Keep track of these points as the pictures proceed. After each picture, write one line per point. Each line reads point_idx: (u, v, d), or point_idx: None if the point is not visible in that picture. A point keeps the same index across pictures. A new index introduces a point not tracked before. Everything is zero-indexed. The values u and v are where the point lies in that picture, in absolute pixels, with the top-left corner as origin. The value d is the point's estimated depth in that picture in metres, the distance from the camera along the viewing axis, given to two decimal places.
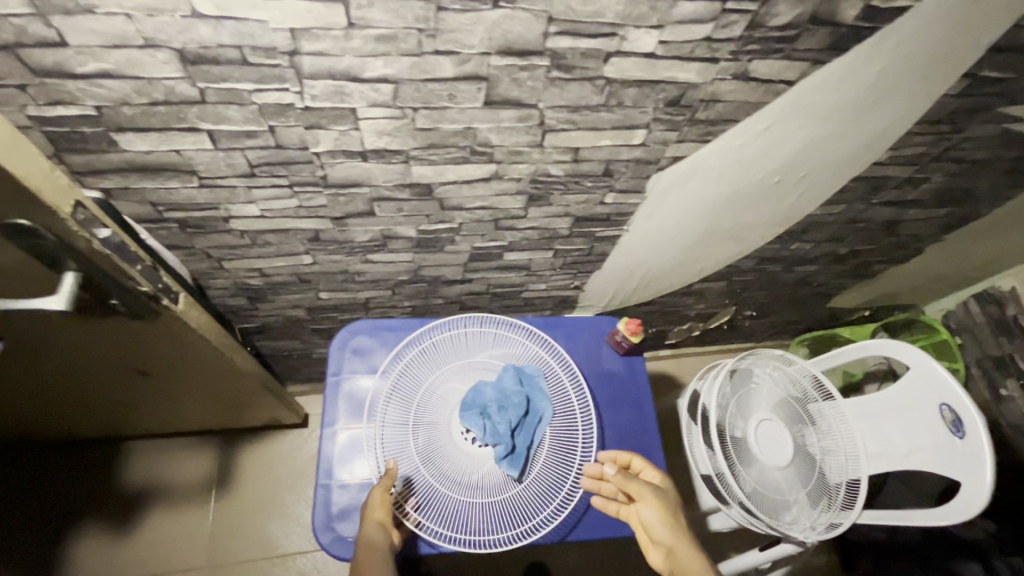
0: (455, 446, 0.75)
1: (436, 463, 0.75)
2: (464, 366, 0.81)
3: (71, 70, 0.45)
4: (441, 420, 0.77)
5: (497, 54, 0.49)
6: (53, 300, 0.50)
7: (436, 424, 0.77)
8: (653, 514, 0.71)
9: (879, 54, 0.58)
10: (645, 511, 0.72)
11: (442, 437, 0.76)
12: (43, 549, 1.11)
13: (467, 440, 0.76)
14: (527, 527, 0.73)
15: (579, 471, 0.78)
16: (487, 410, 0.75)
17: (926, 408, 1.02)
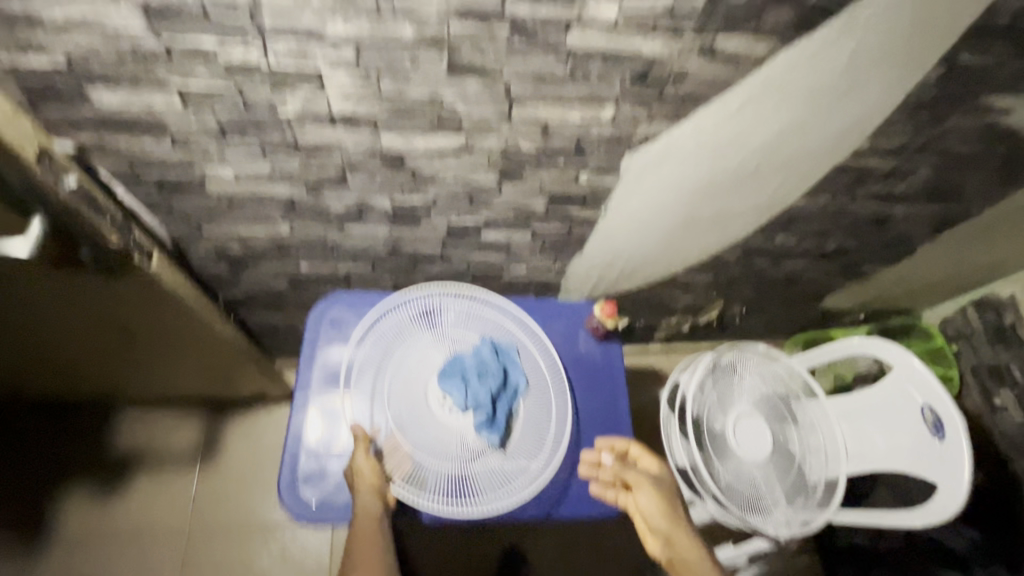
0: (432, 414, 0.76)
1: (410, 429, 0.75)
2: (444, 336, 0.81)
3: (40, 19, 0.46)
4: (418, 387, 0.78)
5: (456, 18, 0.50)
6: (19, 243, 0.51)
7: (414, 391, 0.77)
8: (652, 506, 0.76)
9: (851, 31, 0.57)
10: (642, 503, 0.76)
11: (419, 403, 0.77)
12: (31, 506, 1.15)
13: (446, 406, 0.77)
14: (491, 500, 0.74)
15: (551, 445, 0.79)
16: (466, 377, 0.77)
17: (908, 409, 0.99)
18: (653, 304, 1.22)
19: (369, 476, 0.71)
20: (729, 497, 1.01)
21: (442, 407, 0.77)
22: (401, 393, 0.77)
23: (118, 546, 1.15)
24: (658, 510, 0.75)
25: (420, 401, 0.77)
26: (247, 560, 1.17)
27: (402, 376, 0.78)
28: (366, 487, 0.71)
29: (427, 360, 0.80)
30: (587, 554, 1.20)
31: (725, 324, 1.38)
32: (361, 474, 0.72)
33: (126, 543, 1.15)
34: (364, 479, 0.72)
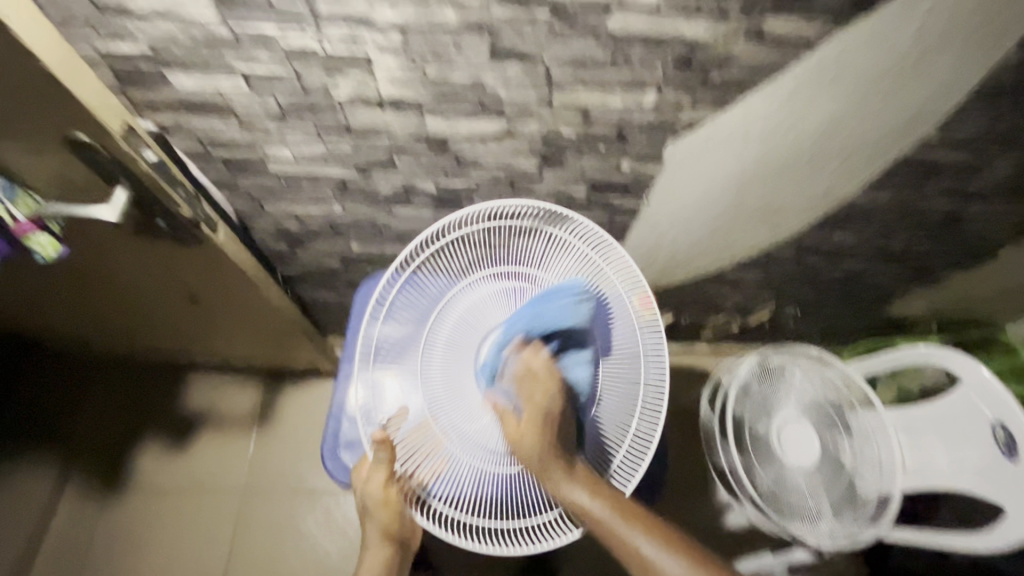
0: (476, 400, 0.71)
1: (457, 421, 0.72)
2: (502, 292, 0.73)
3: (128, 10, 0.52)
4: (466, 362, 0.72)
5: (498, 4, 0.51)
6: (108, 211, 0.59)
7: (459, 369, 0.72)
8: (593, 507, 0.64)
9: (912, 14, 0.54)
10: (575, 500, 0.64)
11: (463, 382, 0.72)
12: (111, 454, 1.27)
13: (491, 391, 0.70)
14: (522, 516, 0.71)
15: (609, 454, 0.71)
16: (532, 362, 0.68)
17: (976, 425, 0.90)
18: (699, 300, 1.19)
19: (381, 525, 0.76)
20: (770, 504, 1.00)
21: (488, 391, 0.71)
22: (445, 368, 0.73)
23: (184, 496, 1.26)
24: (605, 515, 0.64)
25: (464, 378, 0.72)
26: (294, 521, 1.26)
27: (447, 346, 0.74)
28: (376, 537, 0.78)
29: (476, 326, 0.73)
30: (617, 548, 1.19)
31: (778, 326, 1.32)
32: (372, 516, 0.76)
33: (190, 495, 1.26)
34: (375, 522, 0.76)
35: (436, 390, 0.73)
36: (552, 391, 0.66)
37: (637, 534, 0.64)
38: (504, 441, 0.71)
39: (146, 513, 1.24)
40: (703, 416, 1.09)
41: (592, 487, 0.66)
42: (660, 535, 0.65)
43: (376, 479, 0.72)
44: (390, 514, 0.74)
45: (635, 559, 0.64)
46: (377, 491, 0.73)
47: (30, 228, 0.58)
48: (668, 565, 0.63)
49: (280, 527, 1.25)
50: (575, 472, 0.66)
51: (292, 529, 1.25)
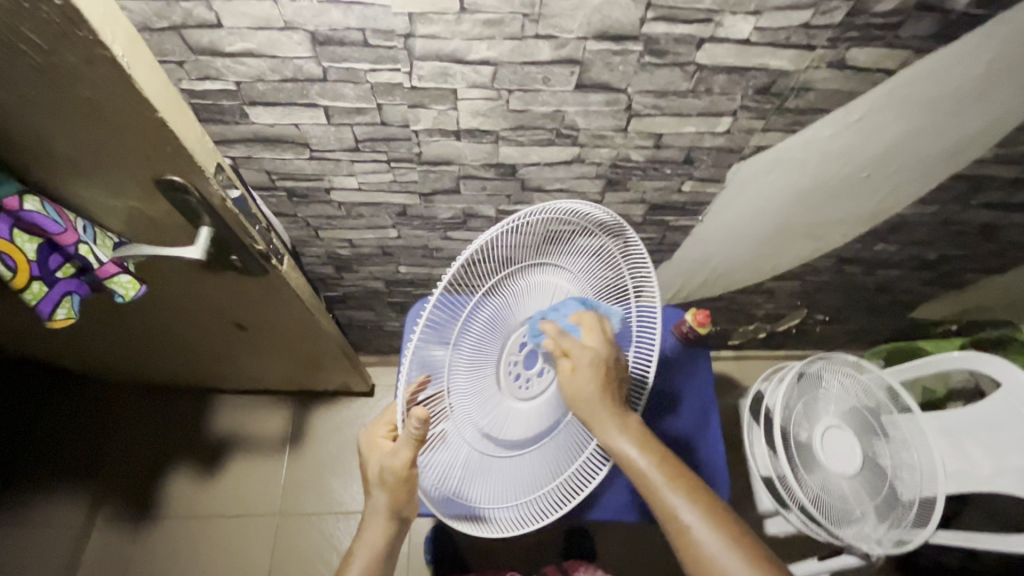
0: (494, 396, 0.60)
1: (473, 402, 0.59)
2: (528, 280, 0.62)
3: (222, 49, 0.52)
4: (490, 349, 0.60)
5: (594, 38, 0.52)
6: (192, 250, 0.58)
7: (479, 364, 0.59)
8: (636, 459, 0.57)
9: (989, 43, 0.56)
10: (619, 446, 0.57)
11: (483, 376, 0.59)
12: (140, 483, 1.22)
13: (507, 372, 0.60)
14: (521, 495, 0.63)
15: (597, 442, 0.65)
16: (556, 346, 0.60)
17: (1017, 429, 0.93)
18: (733, 311, 1.20)
19: (390, 497, 0.59)
20: (821, 510, 0.97)
21: (508, 378, 0.60)
22: (461, 366, 0.58)
23: (216, 525, 1.21)
24: (648, 468, 0.57)
25: (487, 375, 0.59)
26: (330, 545, 1.21)
27: (469, 340, 0.59)
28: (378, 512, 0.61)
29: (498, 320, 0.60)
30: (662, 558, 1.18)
31: (806, 333, 1.34)
32: (382, 486, 0.59)
33: (224, 522, 1.22)
34: (384, 493, 0.59)
35: (452, 386, 0.58)
36: (603, 344, 0.58)
37: (679, 498, 0.56)
38: (517, 419, 0.61)
39: (180, 543, 1.19)
40: (746, 426, 1.08)
41: (641, 439, 0.58)
42: (709, 508, 0.55)
43: (400, 454, 0.56)
44: (407, 489, 0.58)
45: (673, 525, 0.55)
46: (401, 464, 0.56)
47: (113, 270, 0.57)
48: (708, 538, 0.54)
49: (316, 552, 1.21)
50: (626, 420, 0.58)
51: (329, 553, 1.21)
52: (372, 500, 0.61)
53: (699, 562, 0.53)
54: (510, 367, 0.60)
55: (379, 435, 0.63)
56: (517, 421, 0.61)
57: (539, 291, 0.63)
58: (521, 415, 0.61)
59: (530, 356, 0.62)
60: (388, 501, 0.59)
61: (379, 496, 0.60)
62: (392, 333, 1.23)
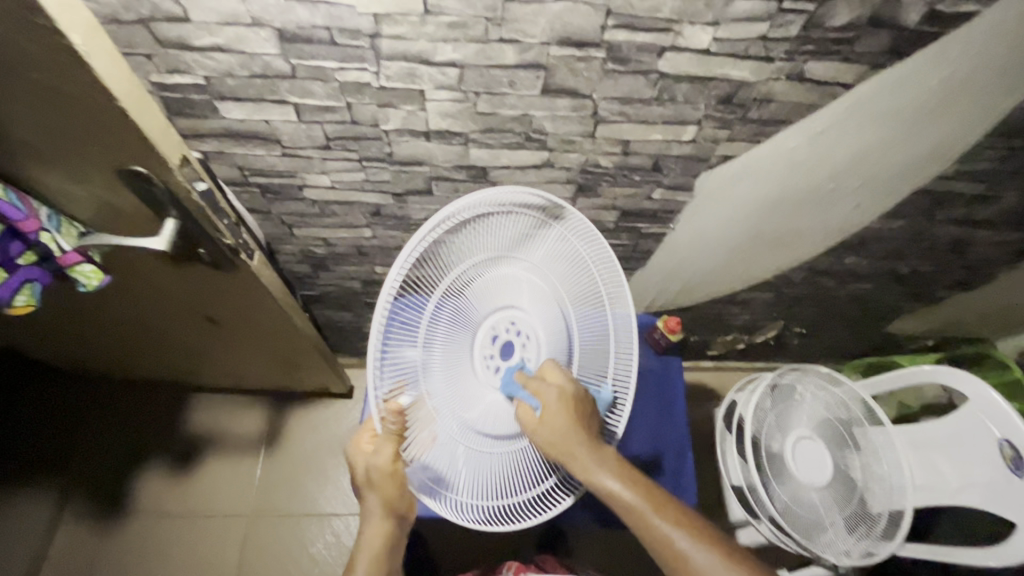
0: (475, 388, 0.58)
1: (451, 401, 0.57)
2: (495, 277, 0.59)
3: (191, 44, 0.53)
4: (462, 344, 0.58)
5: (557, 44, 0.53)
6: (156, 241, 0.58)
7: (454, 357, 0.57)
8: (624, 495, 0.58)
9: (942, 61, 0.57)
10: (605, 484, 0.58)
11: (461, 373, 0.57)
12: (112, 481, 1.21)
13: (484, 363, 0.59)
14: (517, 493, 0.61)
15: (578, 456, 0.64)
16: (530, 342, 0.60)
17: (984, 442, 0.90)
18: (710, 321, 1.20)
19: (385, 497, 0.60)
20: (790, 522, 0.94)
21: (485, 370, 0.59)
22: (438, 364, 0.56)
23: (187, 524, 1.20)
24: (637, 502, 0.58)
25: (462, 367, 0.58)
26: (301, 548, 1.20)
27: (442, 337, 0.57)
28: (375, 515, 0.62)
29: (469, 315, 0.58)
30: (634, 566, 1.17)
31: (783, 345, 1.35)
32: (374, 487, 0.60)
33: (195, 523, 1.20)
34: (376, 493, 0.60)
35: (433, 386, 0.56)
36: (567, 384, 0.59)
37: (669, 524, 0.58)
38: (502, 414, 0.60)
39: (149, 543, 1.17)
40: (718, 435, 1.06)
41: (624, 474, 0.59)
42: (693, 527, 0.58)
43: (383, 450, 0.57)
44: (397, 486, 0.59)
45: (663, 549, 0.57)
46: (386, 460, 0.57)
47: (75, 258, 0.58)
48: (700, 558, 0.56)
49: (286, 554, 1.19)
50: (607, 459, 0.59)
51: (300, 555, 1.19)
52: (365, 504, 0.62)
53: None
54: (487, 359, 0.59)
55: (362, 439, 0.62)
56: (500, 416, 0.60)
57: (510, 282, 0.59)
58: (504, 411, 0.60)
59: (507, 347, 0.60)
60: (381, 499, 0.60)
61: (372, 497, 0.61)
62: (371, 334, 1.23)
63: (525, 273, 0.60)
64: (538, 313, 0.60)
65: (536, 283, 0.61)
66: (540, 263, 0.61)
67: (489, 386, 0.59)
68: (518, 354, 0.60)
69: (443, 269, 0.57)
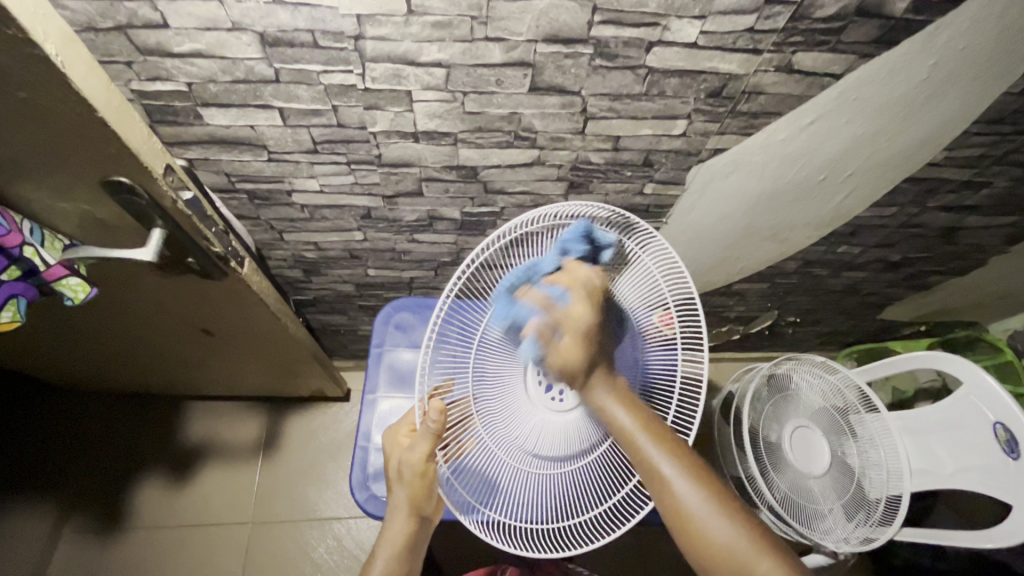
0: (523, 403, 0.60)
1: (497, 414, 0.60)
2: None
3: (170, 50, 0.52)
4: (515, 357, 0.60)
5: (544, 41, 0.52)
6: (142, 252, 0.57)
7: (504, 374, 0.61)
8: (622, 420, 0.54)
9: (930, 48, 0.57)
10: (609, 411, 0.55)
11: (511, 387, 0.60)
12: (109, 493, 1.20)
13: (537, 382, 0.61)
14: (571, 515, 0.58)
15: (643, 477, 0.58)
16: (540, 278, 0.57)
17: (977, 427, 0.90)
18: (706, 313, 1.20)
19: (413, 491, 0.62)
20: (788, 510, 0.92)
21: (537, 389, 0.61)
22: (489, 378, 0.61)
23: (186, 534, 1.19)
24: (634, 428, 0.53)
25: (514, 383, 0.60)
26: (303, 552, 1.19)
27: (492, 353, 0.61)
28: (400, 513, 0.63)
29: None
30: (638, 561, 1.18)
31: (778, 335, 1.36)
32: (403, 482, 0.62)
33: (195, 533, 1.19)
34: (403, 488, 0.63)
35: (478, 392, 0.61)
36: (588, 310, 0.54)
37: (660, 451, 0.53)
38: (547, 432, 0.59)
39: (149, 554, 1.16)
40: (718, 427, 1.04)
41: (627, 400, 0.55)
42: (692, 465, 0.53)
43: (418, 447, 0.60)
44: (425, 486, 0.62)
45: (653, 480, 0.53)
46: (419, 457, 0.60)
47: (62, 272, 0.56)
48: (688, 494, 0.52)
49: (288, 560, 1.18)
50: (616, 385, 0.56)
51: (302, 559, 1.19)
52: (392, 496, 0.64)
53: (674, 513, 0.52)
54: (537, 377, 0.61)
55: (400, 434, 0.67)
56: (548, 435, 0.59)
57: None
58: (553, 429, 0.59)
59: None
60: (408, 496, 0.62)
61: (400, 491, 0.63)
62: (366, 336, 1.22)
63: None
64: None
65: None
66: None
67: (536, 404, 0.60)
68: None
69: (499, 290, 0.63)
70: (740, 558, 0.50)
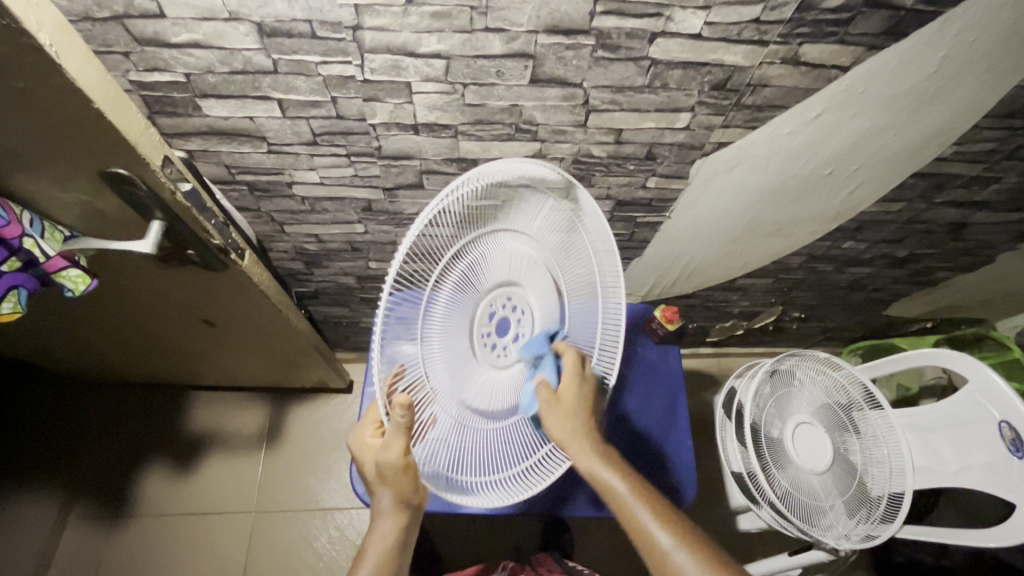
0: (468, 366, 0.54)
1: (450, 382, 0.53)
2: (499, 250, 0.56)
3: (167, 40, 0.51)
4: (460, 320, 0.54)
5: (544, 32, 0.51)
6: (142, 244, 0.57)
7: (450, 339, 0.53)
8: (617, 486, 0.57)
9: (940, 41, 0.56)
10: (606, 481, 0.57)
11: (458, 352, 0.53)
12: (114, 482, 1.21)
13: (481, 343, 0.54)
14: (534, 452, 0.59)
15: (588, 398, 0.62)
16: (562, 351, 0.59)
17: (982, 425, 0.89)
18: (708, 308, 1.19)
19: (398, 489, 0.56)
20: (789, 507, 0.91)
21: (483, 349, 0.54)
22: (434, 347, 0.52)
23: (189, 522, 1.20)
24: (627, 494, 0.57)
25: (460, 348, 0.53)
26: (305, 541, 1.20)
27: (439, 318, 0.53)
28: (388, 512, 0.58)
29: (468, 291, 0.54)
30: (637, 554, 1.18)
31: (782, 331, 1.34)
32: (385, 482, 0.56)
33: (199, 521, 1.20)
34: (387, 489, 0.57)
35: (428, 365, 0.52)
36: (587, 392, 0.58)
37: (653, 519, 0.56)
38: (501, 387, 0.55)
39: (153, 541, 1.18)
40: (719, 422, 1.03)
41: (622, 470, 0.58)
42: (684, 534, 0.55)
43: (393, 446, 0.53)
44: (409, 482, 0.56)
45: (649, 549, 0.55)
46: (396, 456, 0.53)
47: (62, 263, 0.56)
48: (686, 563, 0.53)
49: (291, 548, 1.19)
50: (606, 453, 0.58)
51: (304, 549, 1.20)
52: (376, 501, 0.58)
53: None
54: (483, 339, 0.54)
55: (367, 436, 0.62)
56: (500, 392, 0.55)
57: (513, 260, 0.56)
58: (496, 386, 0.55)
59: (503, 324, 0.56)
60: (393, 493, 0.57)
61: (383, 492, 0.58)
62: (367, 328, 1.22)
63: (522, 246, 0.56)
64: (536, 286, 0.57)
65: (532, 254, 0.57)
66: (536, 232, 0.57)
67: (482, 362, 0.54)
68: (513, 331, 0.56)
69: (440, 260, 0.54)
70: None
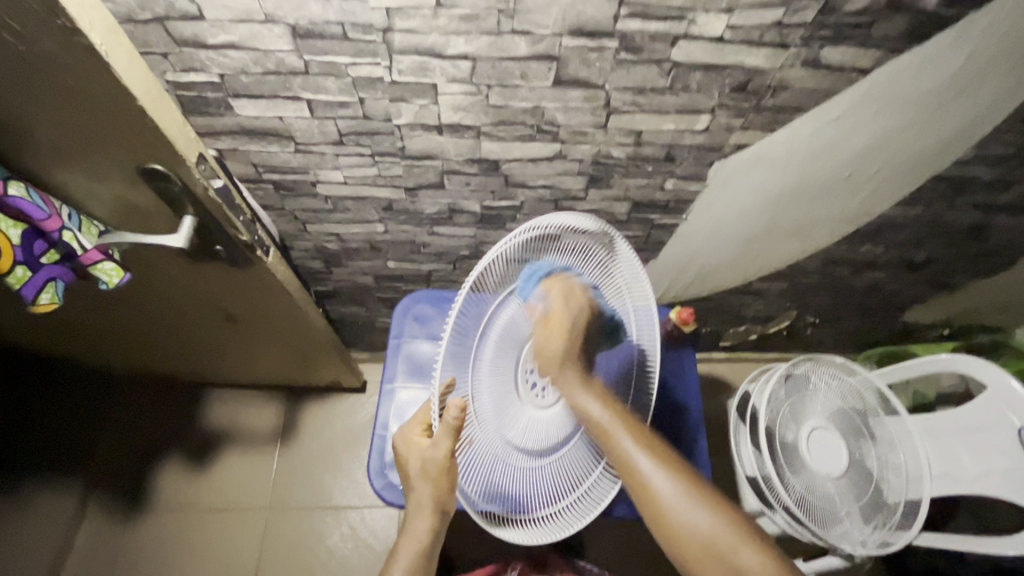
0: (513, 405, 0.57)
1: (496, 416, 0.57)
2: None
3: (205, 42, 0.53)
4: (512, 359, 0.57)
5: (569, 34, 0.53)
6: (174, 239, 0.59)
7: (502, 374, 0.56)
8: (601, 416, 0.58)
9: (964, 41, 0.56)
10: (589, 410, 0.58)
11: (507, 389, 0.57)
12: (132, 476, 1.23)
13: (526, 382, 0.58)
14: (563, 498, 0.63)
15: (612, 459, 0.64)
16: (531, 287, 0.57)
17: (1002, 431, 0.88)
18: (722, 312, 1.19)
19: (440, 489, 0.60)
20: (805, 511, 0.91)
21: (527, 388, 0.58)
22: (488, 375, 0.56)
23: (205, 518, 1.21)
24: (614, 429, 0.58)
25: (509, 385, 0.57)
26: (318, 539, 1.21)
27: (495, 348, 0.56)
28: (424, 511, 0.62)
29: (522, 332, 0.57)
30: (649, 558, 1.18)
31: (796, 336, 1.34)
32: (427, 480, 0.60)
33: (214, 517, 1.22)
34: (428, 487, 0.61)
35: (478, 390, 0.55)
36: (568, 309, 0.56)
37: (638, 448, 0.58)
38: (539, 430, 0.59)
39: (169, 536, 1.19)
40: (733, 425, 1.03)
41: (604, 398, 0.59)
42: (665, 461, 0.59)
43: (440, 445, 0.56)
44: (448, 483, 0.60)
45: (633, 477, 0.58)
46: (441, 455, 0.57)
47: (97, 257, 0.58)
48: (666, 489, 0.57)
49: (304, 546, 1.21)
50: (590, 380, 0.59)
51: (318, 546, 1.21)
52: (415, 494, 0.62)
53: (657, 514, 0.57)
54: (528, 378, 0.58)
55: (414, 433, 0.65)
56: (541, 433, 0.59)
57: None
58: (542, 426, 0.59)
59: None
60: (433, 493, 0.61)
61: (423, 489, 0.62)
62: (383, 328, 1.24)
63: None
64: None
65: None
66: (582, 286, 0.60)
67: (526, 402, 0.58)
68: None
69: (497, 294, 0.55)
70: (722, 546, 0.55)
